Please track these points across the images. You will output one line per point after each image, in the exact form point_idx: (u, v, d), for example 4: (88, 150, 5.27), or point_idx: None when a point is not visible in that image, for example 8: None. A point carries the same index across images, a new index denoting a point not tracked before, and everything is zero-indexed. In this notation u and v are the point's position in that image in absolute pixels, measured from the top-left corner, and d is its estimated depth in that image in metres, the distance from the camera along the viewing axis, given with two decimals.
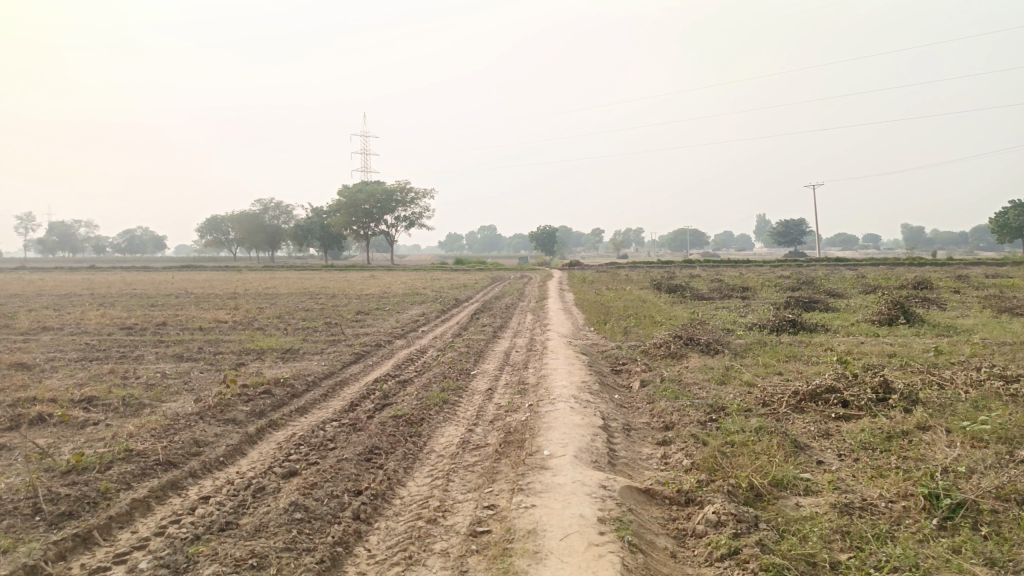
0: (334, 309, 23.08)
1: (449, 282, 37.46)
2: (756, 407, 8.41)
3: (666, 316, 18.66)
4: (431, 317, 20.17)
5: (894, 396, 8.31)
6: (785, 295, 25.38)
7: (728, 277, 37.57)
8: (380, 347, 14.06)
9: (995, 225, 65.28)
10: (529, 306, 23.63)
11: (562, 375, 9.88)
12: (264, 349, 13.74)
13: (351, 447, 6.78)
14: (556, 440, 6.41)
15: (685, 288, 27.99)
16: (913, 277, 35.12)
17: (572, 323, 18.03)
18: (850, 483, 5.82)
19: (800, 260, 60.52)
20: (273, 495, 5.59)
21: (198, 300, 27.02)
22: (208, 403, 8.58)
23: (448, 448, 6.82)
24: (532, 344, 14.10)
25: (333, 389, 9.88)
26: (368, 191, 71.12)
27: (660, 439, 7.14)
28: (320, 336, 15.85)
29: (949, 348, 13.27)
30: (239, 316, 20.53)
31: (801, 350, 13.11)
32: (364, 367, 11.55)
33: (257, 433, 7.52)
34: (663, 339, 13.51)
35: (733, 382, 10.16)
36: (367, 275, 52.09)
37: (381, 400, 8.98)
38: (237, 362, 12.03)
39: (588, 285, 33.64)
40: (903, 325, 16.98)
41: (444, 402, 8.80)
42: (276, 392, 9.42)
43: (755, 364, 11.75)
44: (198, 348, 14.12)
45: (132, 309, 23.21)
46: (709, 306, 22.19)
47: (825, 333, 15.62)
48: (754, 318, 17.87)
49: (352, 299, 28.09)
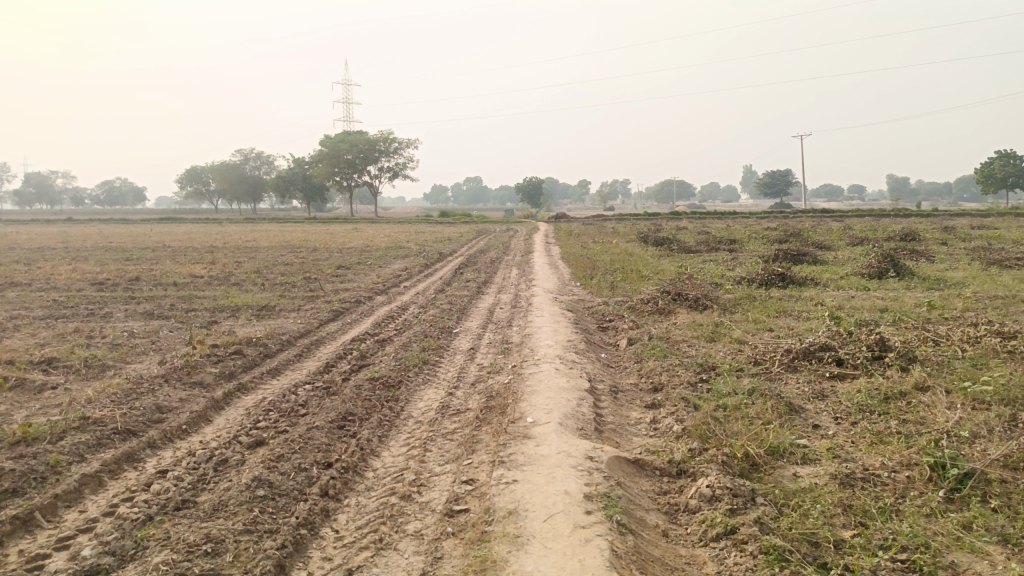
0: (314, 263, 22.52)
1: (433, 235, 36.88)
2: (747, 367, 8.09)
3: (654, 271, 18.27)
4: (414, 271, 19.68)
5: (890, 354, 8.00)
6: (773, 248, 25.04)
7: (715, 230, 37.21)
8: (360, 304, 13.62)
9: (980, 176, 65.06)
10: (513, 260, 23.14)
11: (548, 333, 9.51)
12: (239, 306, 13.24)
13: (324, 414, 6.40)
14: (540, 406, 6.04)
15: (671, 241, 27.57)
16: (902, 229, 34.89)
17: (558, 278, 17.61)
18: (849, 450, 5.51)
19: (787, 212, 60.15)
20: (236, 468, 5.21)
21: (175, 254, 26.29)
22: (174, 365, 8.14)
23: (426, 414, 6.45)
24: (516, 300, 13.70)
25: (308, 349, 9.46)
26: (350, 140, 69.63)
27: (649, 402, 6.80)
28: (297, 292, 15.34)
29: (941, 302, 13.02)
30: (215, 271, 19.93)
31: (791, 305, 12.80)
32: (341, 325, 11.11)
33: (224, 398, 7.11)
34: (651, 294, 13.15)
35: (723, 340, 9.83)
36: (349, 227, 51.34)
37: (358, 361, 8.57)
38: (210, 320, 11.55)
39: (573, 238, 33.19)
40: (893, 278, 16.71)
41: (424, 363, 8.40)
42: (248, 352, 8.98)
43: (745, 320, 11.43)
44: (170, 305, 13.60)
45: (105, 263, 22.52)
46: (697, 259, 21.83)
47: (814, 287, 15.32)
48: (743, 272, 17.52)
49: (333, 253, 27.51)
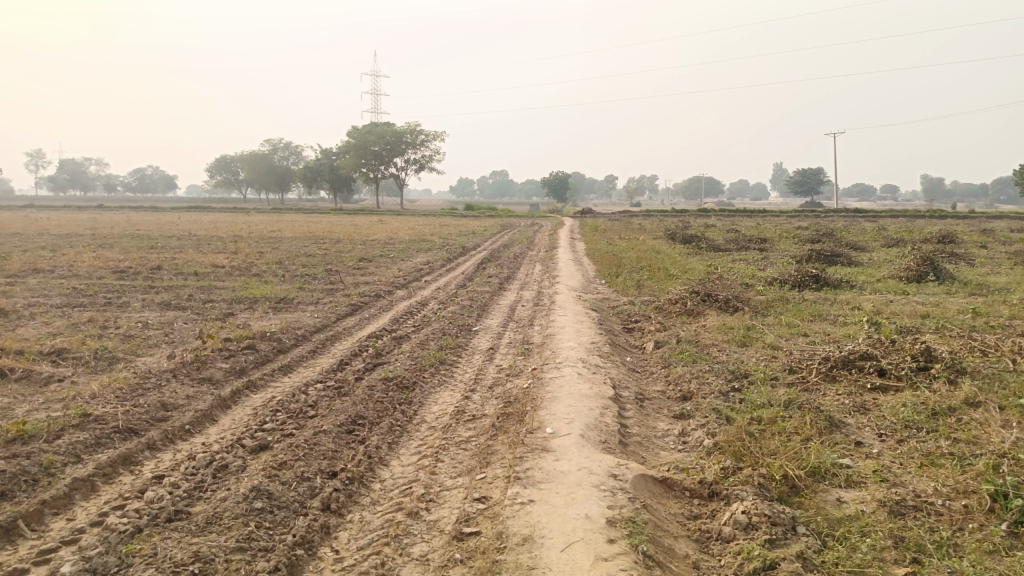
0: (337, 255, 22.32)
1: (457, 229, 36.61)
2: (782, 375, 7.62)
3: (682, 269, 17.75)
4: (436, 265, 19.35)
5: (937, 365, 7.47)
6: (804, 248, 24.32)
7: (745, 228, 36.43)
8: (379, 298, 13.31)
9: (1019, 176, 63.13)
10: (538, 256, 22.73)
11: (571, 334, 9.10)
12: (257, 299, 13.00)
13: (333, 417, 6.07)
14: (560, 415, 5.65)
15: (699, 239, 26.96)
16: (939, 230, 33.92)
17: (582, 275, 17.17)
18: (898, 473, 5.05)
19: (818, 211, 58.93)
20: (236, 475, 4.89)
21: (199, 243, 26.28)
22: (183, 360, 7.87)
23: (440, 420, 6.10)
24: (539, 298, 13.30)
25: (323, 345, 9.15)
26: (377, 132, 69.57)
27: (678, 413, 6.37)
28: (317, 285, 15.09)
29: (986, 308, 12.38)
30: (237, 261, 19.80)
31: (827, 309, 12.24)
32: (359, 320, 10.81)
33: (231, 397, 6.82)
34: (680, 294, 12.68)
35: (755, 344, 9.36)
36: (373, 219, 51.26)
37: (372, 359, 8.24)
38: (226, 312, 11.31)
39: (599, 234, 32.69)
40: (933, 282, 16.03)
41: (441, 363, 8.05)
42: (261, 348, 8.70)
43: (778, 323, 10.92)
44: (188, 295, 13.41)
45: (129, 251, 22.51)
46: (726, 258, 21.21)
47: (850, 290, 14.72)
48: (774, 273, 16.93)
49: (356, 244, 27.34)
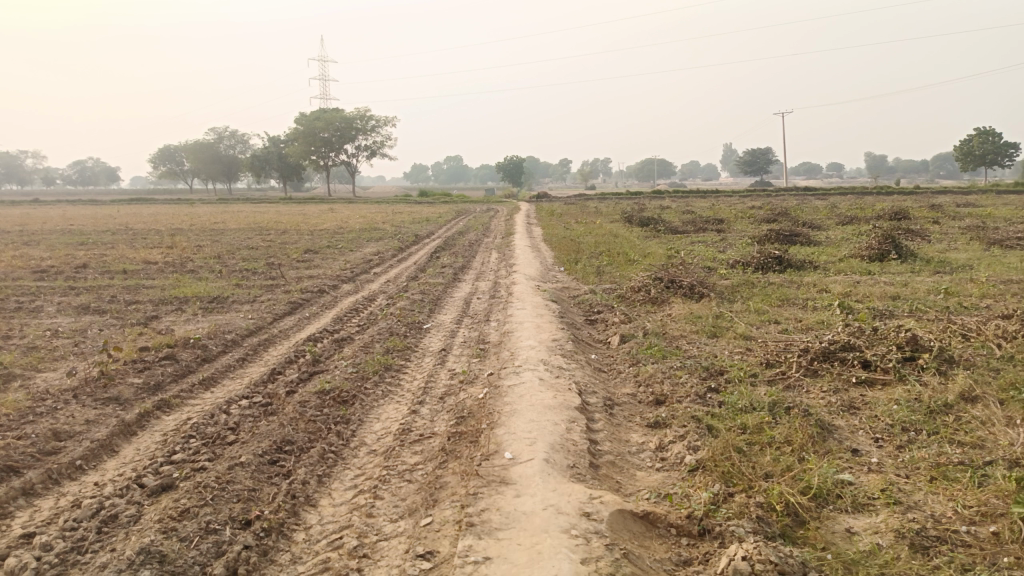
0: (281, 247, 21.12)
1: (411, 216, 35.54)
2: (761, 371, 6.96)
3: (642, 253, 17.12)
4: (387, 255, 18.38)
5: (925, 356, 6.89)
6: (762, 228, 23.96)
7: (700, 209, 36.09)
8: (322, 294, 12.31)
9: (961, 153, 64.32)
10: (493, 243, 21.86)
11: (530, 331, 8.31)
12: (187, 299, 11.90)
13: (255, 444, 5.19)
14: (521, 434, 4.86)
15: (657, 221, 26.46)
16: (891, 206, 34.14)
17: (540, 263, 16.41)
18: (907, 490, 4.41)
19: (770, 190, 59.24)
20: (126, 529, 3.99)
21: (133, 238, 24.71)
22: (87, 376, 6.84)
23: (382, 442, 5.26)
24: (495, 289, 12.49)
25: (253, 352, 8.18)
26: (326, 118, 67.58)
27: (653, 422, 5.65)
28: (256, 281, 14.01)
29: (955, 288, 11.97)
30: (172, 257, 18.51)
31: (795, 293, 11.69)
32: (297, 321, 9.85)
33: (137, 420, 5.86)
34: (643, 281, 12.00)
35: (726, 335, 8.72)
36: (324, 207, 49.61)
37: (308, 368, 7.34)
38: (149, 316, 10.24)
39: (556, 218, 32.05)
40: (895, 261, 15.68)
41: (386, 371, 7.19)
42: (181, 358, 7.71)
43: (747, 310, 10.32)
44: (111, 297, 12.21)
45: (55, 248, 20.91)
46: (685, 241, 20.67)
47: (815, 271, 14.26)
48: (736, 255, 16.40)
49: (303, 234, 26.10)
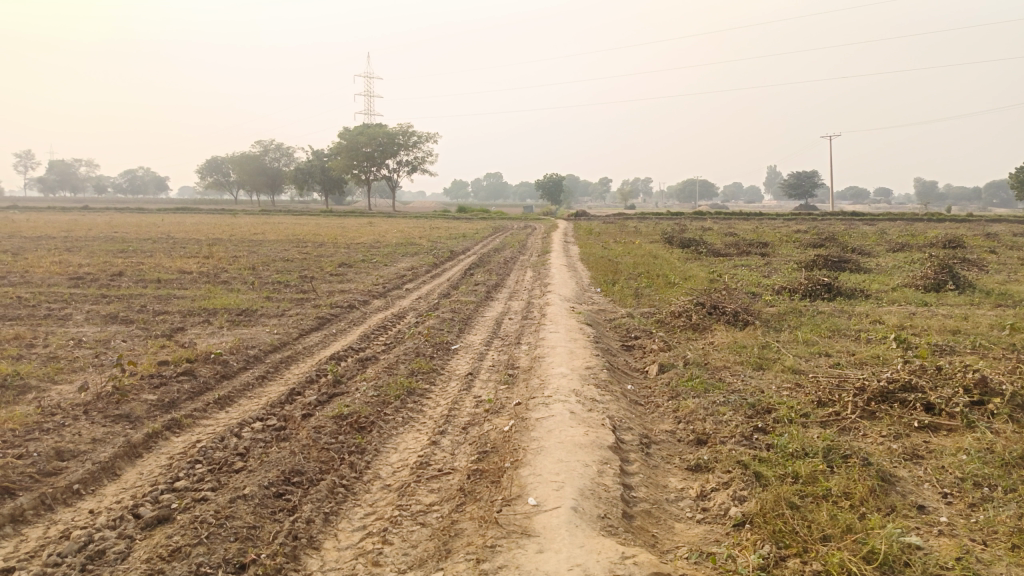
0: (316, 260, 21.02)
1: (448, 232, 35.46)
2: (812, 411, 6.40)
3: (682, 277, 16.55)
4: (421, 272, 18.12)
5: (996, 401, 6.27)
6: (809, 253, 23.14)
7: (743, 232, 35.25)
8: (351, 310, 12.03)
9: (1015, 180, 62.13)
10: (530, 262, 21.45)
11: (562, 357, 7.86)
12: (215, 311, 11.73)
13: (262, 473, 4.84)
14: (548, 476, 4.43)
15: (698, 243, 25.81)
16: (943, 234, 32.90)
17: (576, 283, 15.97)
18: (987, 560, 3.85)
19: (814, 213, 57.97)
20: (111, 568, 3.65)
21: (173, 247, 24.92)
22: (100, 391, 6.59)
23: (397, 477, 4.87)
24: (528, 309, 12.08)
25: (275, 370, 7.89)
26: (369, 133, 68.23)
27: (694, 464, 5.16)
28: (287, 294, 13.83)
29: (1021, 323, 11.19)
30: (207, 267, 18.51)
31: (846, 323, 11.05)
32: (323, 338, 9.56)
33: (144, 441, 5.56)
34: (683, 306, 11.47)
35: (773, 368, 8.16)
36: (363, 221, 49.90)
37: (328, 389, 7.00)
38: (175, 328, 10.05)
39: (595, 237, 31.56)
40: (953, 292, 14.85)
41: (409, 396, 6.82)
42: (200, 375, 7.44)
43: (795, 341, 9.73)
44: (141, 307, 12.11)
45: (96, 256, 21.16)
46: (727, 264, 20.01)
47: (866, 300, 13.56)
48: (781, 281, 15.73)
49: (339, 248, 26.08)
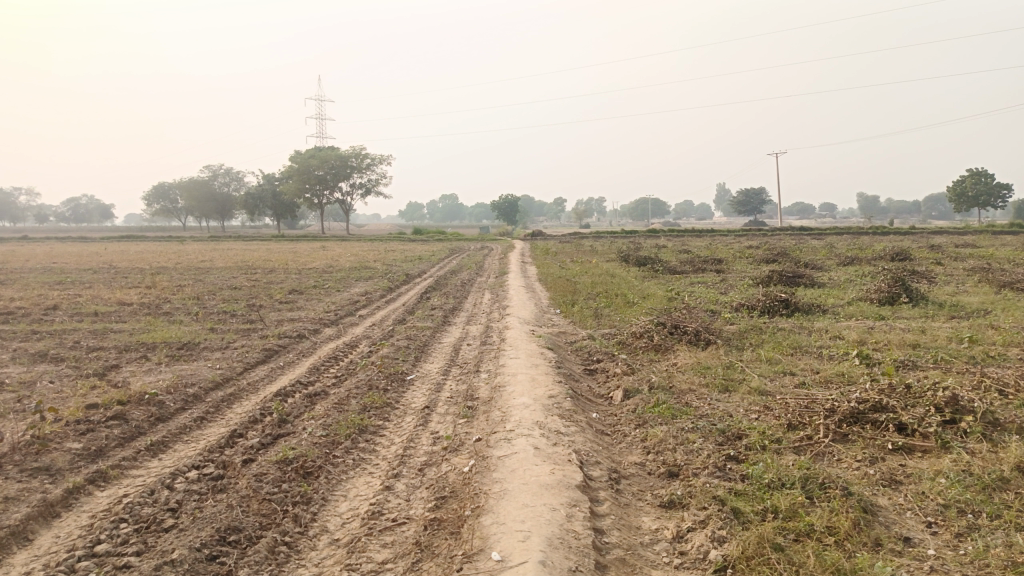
0: (265, 288, 20.30)
1: (402, 254, 34.93)
2: (784, 435, 6.16)
3: (641, 295, 16.40)
4: (375, 297, 17.59)
5: (968, 420, 6.12)
6: (763, 268, 23.28)
7: (697, 249, 35.52)
8: (301, 340, 11.48)
9: (952, 193, 64.35)
10: (486, 284, 21.08)
11: (524, 385, 7.49)
12: (155, 345, 11.05)
13: (194, 532, 4.35)
14: (514, 525, 4.05)
15: (654, 261, 25.83)
16: (889, 247, 33.65)
17: (535, 305, 15.67)
18: None
19: (764, 230, 59.00)
20: None
21: (113, 277, 23.86)
22: (17, 441, 5.97)
23: (347, 530, 4.44)
24: (486, 334, 11.70)
25: (216, 410, 7.34)
26: (320, 156, 67.27)
27: (668, 501, 4.83)
28: (233, 325, 13.18)
29: (977, 334, 11.24)
30: (149, 298, 17.67)
31: (807, 339, 10.95)
32: (269, 372, 9.02)
33: (63, 498, 4.99)
34: (645, 326, 11.23)
35: (739, 390, 7.94)
36: (316, 245, 48.96)
37: (273, 431, 6.49)
38: (108, 366, 9.37)
39: (551, 257, 31.40)
40: (907, 305, 14.97)
41: (360, 434, 6.36)
42: (132, 419, 6.85)
43: (759, 360, 9.55)
44: (73, 343, 11.34)
45: (29, 288, 20.05)
46: (684, 282, 19.97)
47: (824, 315, 13.55)
48: (739, 298, 15.68)
49: (290, 273, 25.32)
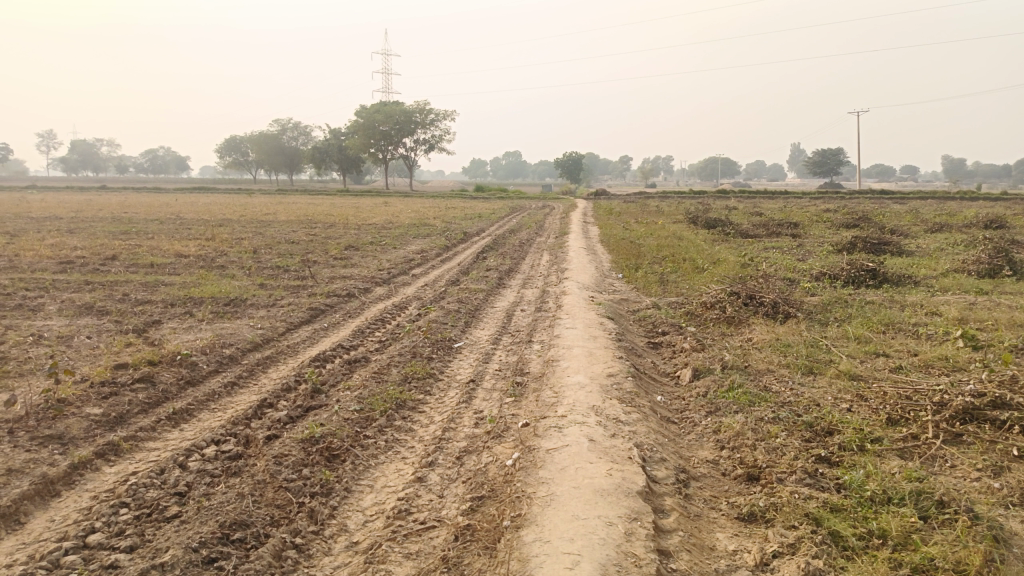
0: (322, 243, 20.01)
1: (463, 211, 34.35)
2: (884, 433, 5.26)
3: (710, 260, 15.34)
4: (431, 256, 17.03)
5: None
6: (844, 234, 21.69)
7: (770, 212, 33.72)
8: (349, 300, 10.99)
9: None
10: (546, 244, 20.27)
11: (580, 361, 6.76)
12: (201, 300, 10.73)
13: (196, 526, 3.81)
14: (562, 547, 3.36)
15: (724, 224, 24.46)
16: (983, 213, 31.14)
17: (596, 268, 14.83)
18: None
19: (840, 192, 55.94)
20: None
21: (177, 229, 24.04)
22: (34, 405, 5.59)
23: (367, 531, 3.82)
24: (543, 299, 10.95)
25: (249, 375, 6.86)
26: (385, 112, 66.91)
27: (748, 514, 4.06)
28: (283, 281, 12.80)
29: None
30: (206, 250, 17.56)
31: (898, 315, 9.83)
32: (311, 333, 8.52)
33: (66, 474, 4.55)
34: (717, 296, 10.29)
35: (825, 373, 7.01)
36: (378, 200, 48.81)
37: (304, 402, 5.94)
38: (149, 322, 9.04)
39: (615, 217, 30.27)
40: (1011, 279, 13.47)
41: (397, 410, 5.75)
42: (159, 382, 6.43)
43: (846, 338, 8.53)
44: (122, 296, 11.14)
45: (94, 238, 20.29)
46: (757, 247, 18.70)
47: (916, 288, 12.28)
48: (820, 266, 14.46)
49: (349, 229, 25.05)
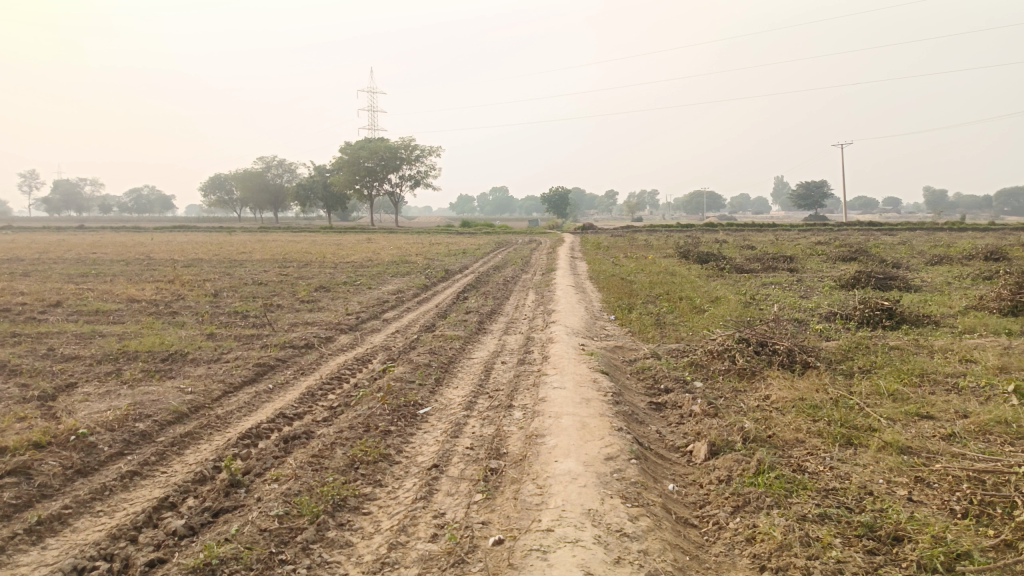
0: (292, 284, 18.69)
1: (446, 248, 33.06)
2: (971, 541, 3.99)
3: (709, 299, 14.15)
4: (407, 297, 15.73)
5: None
6: (844, 268, 20.62)
7: (763, 245, 32.82)
8: (306, 352, 9.64)
9: None
10: (532, 282, 19.06)
11: (571, 438, 5.47)
12: (135, 356, 9.33)
13: None
14: None
15: (718, 257, 23.40)
16: (980, 244, 30.34)
17: (586, 310, 13.59)
18: None
19: (829, 224, 55.41)
20: None
21: (140, 270, 22.55)
22: None
23: None
24: (527, 349, 9.67)
25: (159, 459, 5.48)
26: (370, 147, 66.08)
27: None
28: (236, 330, 11.44)
29: None
30: (163, 294, 16.13)
31: (930, 363, 8.63)
32: (251, 399, 7.17)
33: None
34: (725, 342, 9.02)
35: (869, 445, 5.73)
36: (361, 237, 47.52)
37: (216, 503, 4.60)
38: (61, 386, 7.63)
39: (604, 252, 29.11)
40: None
41: (335, 512, 4.43)
42: (37, 474, 5.05)
43: (880, 395, 7.27)
44: (45, 352, 9.70)
45: (45, 281, 18.75)
46: (755, 283, 17.53)
47: (939, 329, 11.09)
48: (828, 304, 13.30)
49: (324, 268, 23.68)
